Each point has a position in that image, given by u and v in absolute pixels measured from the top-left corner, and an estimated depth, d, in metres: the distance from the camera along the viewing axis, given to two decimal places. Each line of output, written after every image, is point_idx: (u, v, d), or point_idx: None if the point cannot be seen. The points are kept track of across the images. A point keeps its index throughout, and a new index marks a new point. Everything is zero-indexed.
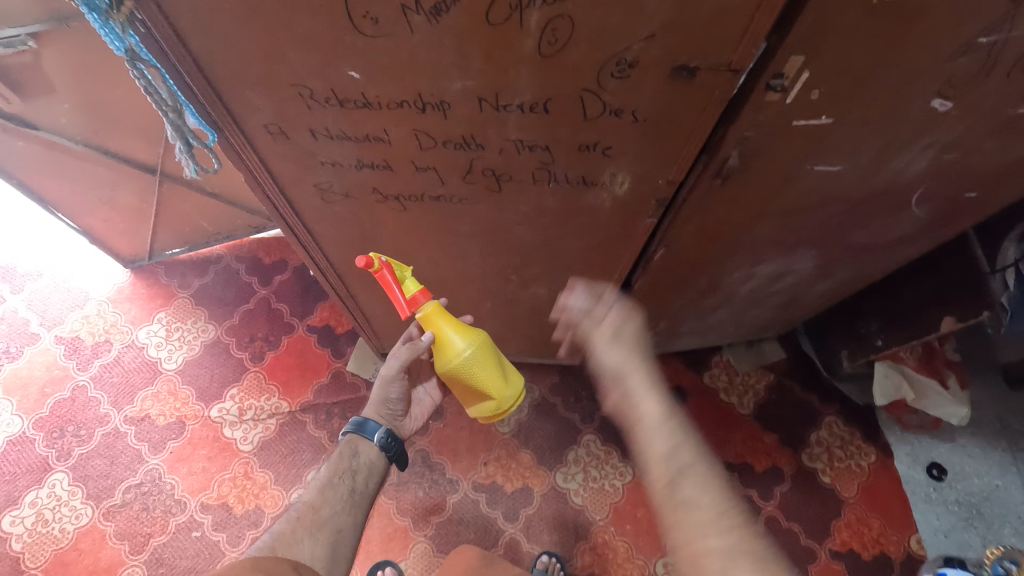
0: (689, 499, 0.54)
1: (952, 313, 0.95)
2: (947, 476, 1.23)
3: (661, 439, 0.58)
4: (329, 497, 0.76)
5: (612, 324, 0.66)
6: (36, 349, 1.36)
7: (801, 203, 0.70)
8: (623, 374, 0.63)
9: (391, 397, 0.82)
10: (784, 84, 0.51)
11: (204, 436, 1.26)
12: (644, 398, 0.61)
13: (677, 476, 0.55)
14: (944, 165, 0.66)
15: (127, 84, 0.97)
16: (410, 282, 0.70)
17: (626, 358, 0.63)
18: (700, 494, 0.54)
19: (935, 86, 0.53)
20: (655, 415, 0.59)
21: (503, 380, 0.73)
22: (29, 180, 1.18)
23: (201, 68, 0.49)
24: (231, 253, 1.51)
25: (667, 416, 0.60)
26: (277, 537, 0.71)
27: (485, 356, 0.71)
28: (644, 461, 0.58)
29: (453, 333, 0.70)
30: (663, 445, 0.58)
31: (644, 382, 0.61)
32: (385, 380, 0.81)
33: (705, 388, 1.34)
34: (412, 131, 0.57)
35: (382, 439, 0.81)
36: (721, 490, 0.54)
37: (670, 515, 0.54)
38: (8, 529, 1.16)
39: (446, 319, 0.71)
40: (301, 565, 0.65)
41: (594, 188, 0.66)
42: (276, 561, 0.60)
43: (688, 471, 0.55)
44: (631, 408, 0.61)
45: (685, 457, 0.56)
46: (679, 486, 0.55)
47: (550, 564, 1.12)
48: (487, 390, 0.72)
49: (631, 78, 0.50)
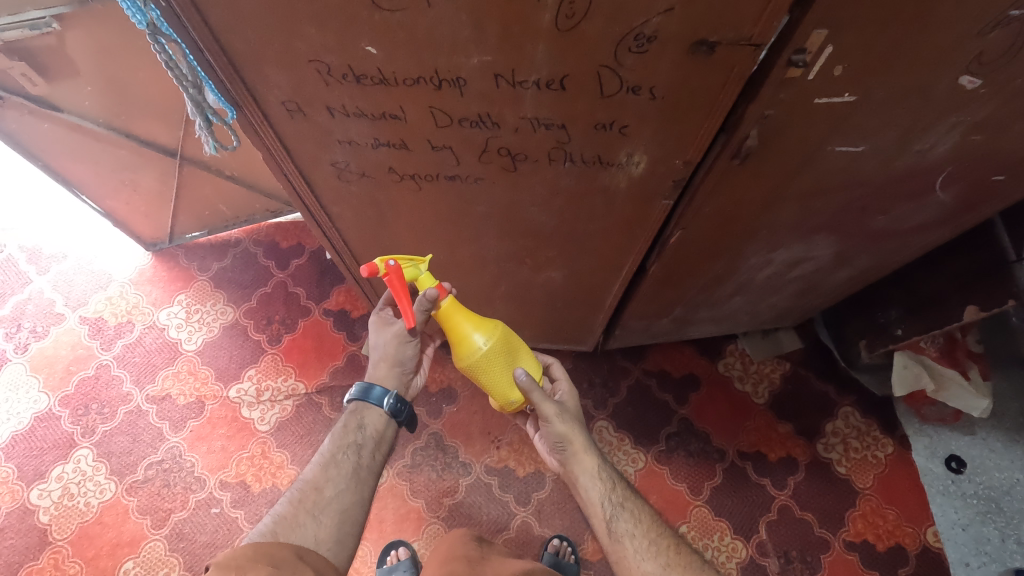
0: (627, 533, 0.75)
1: (976, 302, 0.93)
2: (966, 469, 1.21)
3: (602, 488, 0.77)
4: (333, 475, 0.77)
5: (550, 403, 0.75)
6: (62, 328, 1.39)
7: (820, 186, 0.69)
8: (568, 442, 0.78)
9: (405, 356, 0.82)
10: (806, 60, 0.50)
11: (223, 416, 1.29)
12: (583, 458, 0.78)
13: (616, 517, 0.76)
14: (970, 147, 0.65)
15: (149, 67, 0.99)
16: (426, 278, 0.71)
17: (568, 429, 0.77)
18: (634, 528, 0.75)
19: (963, 61, 0.52)
20: (594, 471, 0.78)
21: (509, 386, 0.74)
22: (55, 162, 1.21)
23: (220, 45, 0.50)
24: (249, 237, 1.54)
25: (602, 468, 0.79)
26: (279, 520, 0.71)
27: (501, 356, 0.73)
28: (589, 506, 0.77)
29: (470, 330, 0.71)
30: (602, 494, 0.77)
31: (583, 446, 0.78)
32: (399, 340, 0.81)
33: (720, 377, 1.33)
34: (428, 109, 0.57)
35: (390, 404, 0.82)
36: (649, 521, 0.77)
37: (614, 549, 0.74)
38: (35, 502, 1.19)
39: (465, 315, 0.72)
40: (305, 550, 0.66)
41: (610, 168, 0.65)
42: (278, 546, 0.63)
43: (623, 511, 0.76)
44: (577, 466, 0.79)
45: (619, 499, 0.77)
46: (619, 525, 0.75)
47: (562, 548, 1.14)
48: (493, 390, 0.74)
49: (649, 53, 0.49)
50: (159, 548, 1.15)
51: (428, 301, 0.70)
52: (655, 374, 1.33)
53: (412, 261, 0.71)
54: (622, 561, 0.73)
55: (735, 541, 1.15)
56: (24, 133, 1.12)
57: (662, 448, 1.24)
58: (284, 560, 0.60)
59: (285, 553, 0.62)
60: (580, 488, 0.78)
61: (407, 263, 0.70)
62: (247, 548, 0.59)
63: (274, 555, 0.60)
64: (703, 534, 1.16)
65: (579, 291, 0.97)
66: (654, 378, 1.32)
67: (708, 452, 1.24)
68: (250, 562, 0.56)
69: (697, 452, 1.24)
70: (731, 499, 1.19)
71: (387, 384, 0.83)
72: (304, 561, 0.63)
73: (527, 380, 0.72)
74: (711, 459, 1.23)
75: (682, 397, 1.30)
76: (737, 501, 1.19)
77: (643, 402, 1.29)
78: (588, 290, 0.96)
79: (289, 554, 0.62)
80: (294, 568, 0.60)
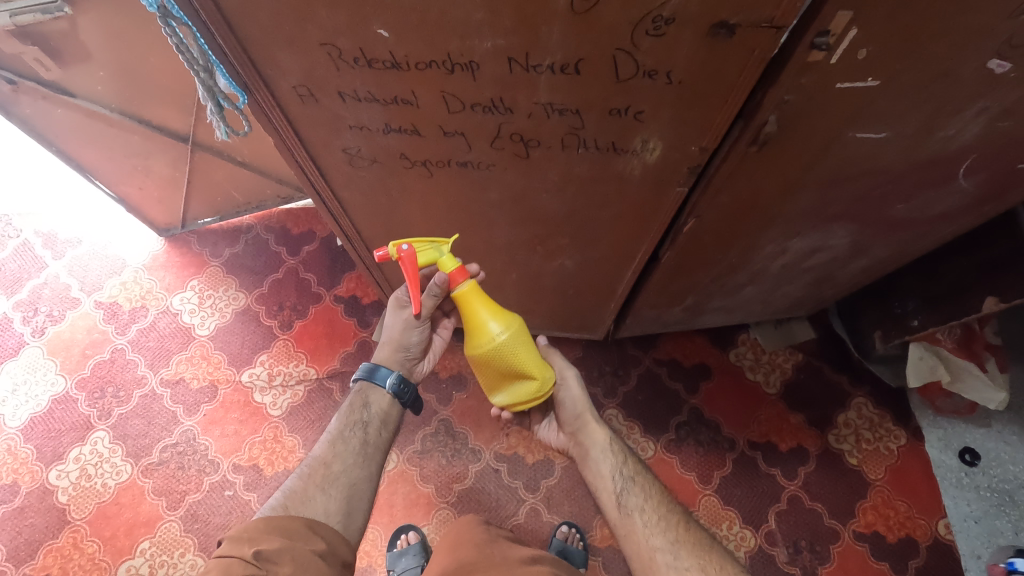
0: (637, 508, 0.74)
1: (995, 293, 0.91)
2: (980, 462, 1.19)
3: (611, 460, 0.78)
4: (340, 451, 0.77)
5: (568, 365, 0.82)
6: (78, 313, 1.41)
7: (838, 174, 0.68)
8: (580, 409, 0.81)
9: (410, 342, 0.83)
10: (829, 42, 0.48)
11: (236, 400, 1.30)
12: (594, 430, 0.80)
13: (626, 491, 0.76)
14: (996, 133, 0.63)
15: (161, 53, 0.98)
16: (447, 259, 0.71)
17: (580, 395, 0.80)
18: (644, 502, 0.75)
19: (993, 44, 0.50)
20: (604, 444, 0.80)
21: (540, 367, 0.73)
22: (69, 148, 1.22)
23: (232, 28, 0.50)
24: (261, 223, 1.54)
25: (612, 441, 0.80)
26: (289, 494, 0.72)
27: (523, 335, 0.72)
28: (600, 480, 0.78)
29: (487, 318, 0.70)
30: (613, 467, 0.78)
31: (593, 417, 0.81)
32: (406, 325, 0.81)
33: (731, 366, 1.32)
34: (440, 94, 0.56)
35: (393, 385, 0.82)
36: (660, 497, 0.76)
37: (623, 523, 0.74)
38: (54, 482, 1.22)
39: (483, 299, 0.71)
40: (316, 522, 0.69)
41: (624, 155, 0.64)
42: (291, 517, 0.68)
43: (633, 485, 0.76)
44: (587, 437, 0.81)
45: (630, 473, 0.78)
46: (628, 499, 0.75)
47: (570, 534, 1.14)
48: (524, 377, 0.72)
49: (667, 36, 0.48)
50: (173, 529, 1.17)
51: (439, 288, 0.72)
52: (665, 363, 1.32)
53: (433, 244, 0.71)
54: (631, 536, 0.73)
55: (744, 530, 1.15)
56: (39, 118, 1.13)
57: (672, 437, 1.24)
58: (293, 531, 0.66)
59: (296, 525, 0.67)
60: (590, 462, 0.79)
61: (427, 246, 0.71)
62: (259, 522, 0.66)
63: (287, 528, 0.66)
64: (712, 522, 1.16)
65: (591, 280, 0.96)
66: (665, 367, 1.32)
67: (718, 442, 1.24)
68: (255, 535, 0.63)
69: (706, 442, 1.24)
70: (740, 489, 1.19)
71: (392, 366, 0.83)
72: (316, 534, 0.67)
73: (547, 345, 0.82)
74: (721, 449, 1.23)
75: (693, 386, 1.30)
76: (747, 491, 1.19)
77: (653, 391, 1.29)
78: (599, 278, 0.95)
79: (300, 526, 0.67)
80: (306, 542, 0.65)
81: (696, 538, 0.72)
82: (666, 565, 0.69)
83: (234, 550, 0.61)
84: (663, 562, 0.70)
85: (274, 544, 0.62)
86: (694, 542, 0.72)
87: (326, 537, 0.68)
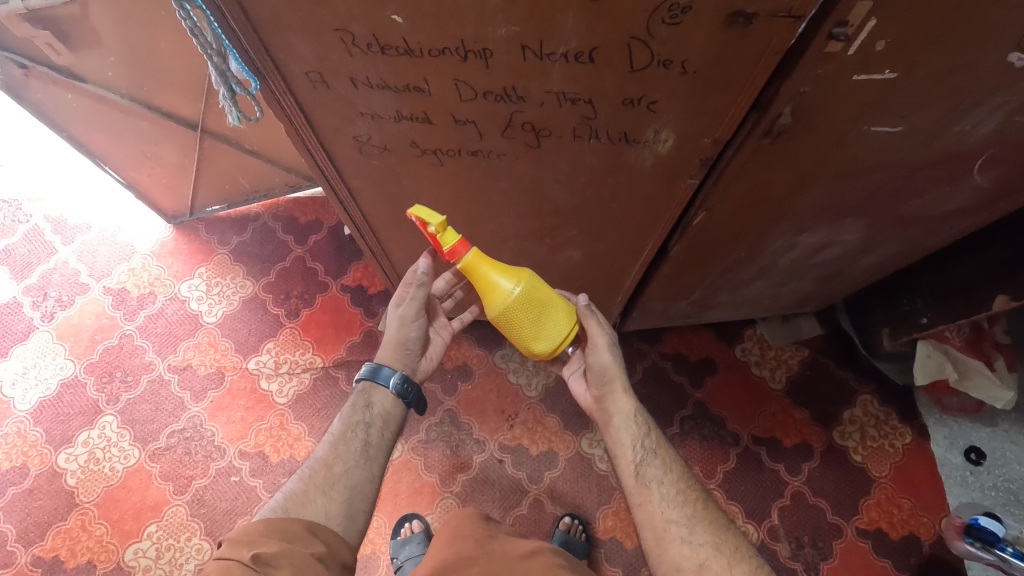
0: (655, 479, 0.74)
1: (1006, 291, 0.89)
2: (985, 461, 1.19)
3: (632, 430, 0.78)
4: (342, 452, 0.77)
5: (602, 332, 0.77)
6: (86, 298, 1.42)
7: (851, 168, 0.67)
8: (609, 376, 0.79)
9: (409, 337, 0.83)
10: (848, 33, 0.47)
11: (242, 387, 1.31)
12: (620, 398, 0.79)
13: (645, 462, 0.75)
14: (1013, 129, 0.62)
15: (171, 39, 0.98)
16: (445, 234, 0.66)
17: (613, 362, 0.78)
18: (662, 475, 0.75)
19: (1014, 38, 0.49)
20: (628, 414, 0.79)
21: (534, 338, 0.72)
22: (79, 133, 1.22)
23: (245, 12, 0.50)
24: (269, 211, 1.55)
25: (637, 412, 0.79)
26: (290, 496, 0.73)
27: (517, 316, 0.70)
28: (618, 447, 0.78)
29: (493, 284, 0.69)
30: (634, 437, 0.77)
31: (622, 386, 0.80)
32: (403, 321, 0.82)
33: (737, 361, 1.32)
34: (452, 81, 0.56)
35: (397, 384, 0.82)
36: (679, 471, 0.76)
37: (639, 493, 0.74)
38: (62, 465, 1.23)
39: (485, 271, 0.69)
40: (315, 526, 0.69)
41: (636, 146, 0.64)
42: (290, 519, 0.68)
43: (654, 457, 0.76)
44: (609, 405, 0.80)
45: (652, 445, 0.77)
46: (647, 470, 0.75)
47: (573, 526, 1.14)
48: (517, 342, 0.73)
49: (683, 25, 0.48)
50: (180, 513, 1.18)
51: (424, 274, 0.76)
52: (671, 358, 1.32)
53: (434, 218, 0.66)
54: (645, 505, 0.73)
55: (746, 524, 1.15)
56: (49, 102, 1.14)
57: (677, 431, 1.24)
58: (292, 534, 0.66)
59: (296, 527, 0.67)
60: (612, 429, 0.79)
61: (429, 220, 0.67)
62: (258, 525, 0.66)
63: (287, 531, 0.66)
64: None
65: (599, 272, 0.96)
66: (670, 361, 1.32)
67: (722, 436, 1.24)
68: (254, 537, 0.64)
69: (710, 436, 1.24)
70: (743, 484, 1.19)
71: (395, 365, 0.84)
72: (315, 537, 0.67)
73: (586, 307, 0.76)
74: (725, 444, 1.23)
75: (698, 380, 1.30)
76: (749, 485, 1.19)
77: (658, 385, 1.29)
78: (607, 270, 0.95)
79: (299, 528, 0.67)
80: (305, 545, 0.66)
81: (711, 516, 0.72)
82: (679, 538, 0.70)
83: (234, 553, 0.61)
84: (677, 535, 0.70)
85: (274, 548, 0.62)
86: (708, 520, 0.72)
87: (325, 540, 0.68)
